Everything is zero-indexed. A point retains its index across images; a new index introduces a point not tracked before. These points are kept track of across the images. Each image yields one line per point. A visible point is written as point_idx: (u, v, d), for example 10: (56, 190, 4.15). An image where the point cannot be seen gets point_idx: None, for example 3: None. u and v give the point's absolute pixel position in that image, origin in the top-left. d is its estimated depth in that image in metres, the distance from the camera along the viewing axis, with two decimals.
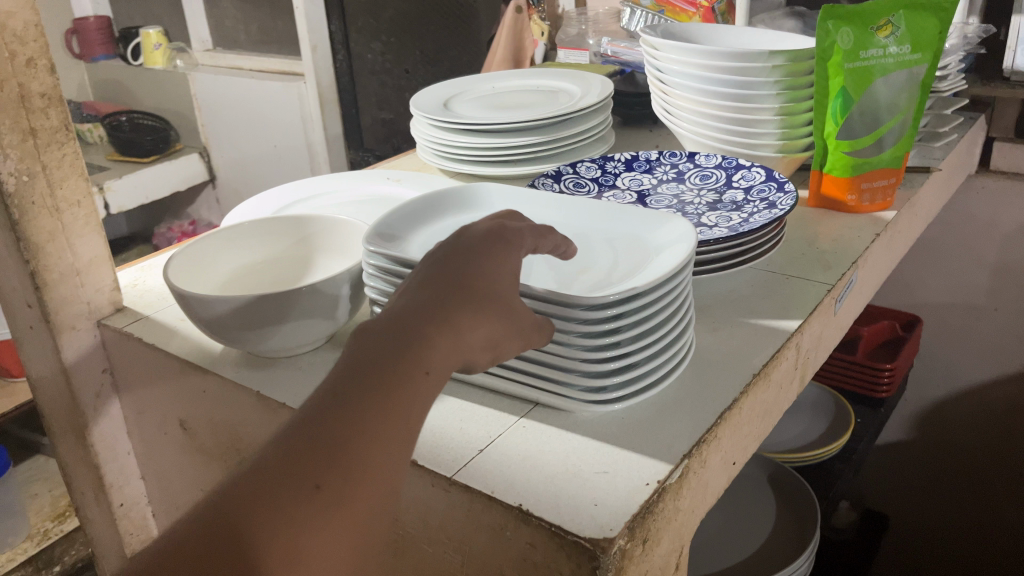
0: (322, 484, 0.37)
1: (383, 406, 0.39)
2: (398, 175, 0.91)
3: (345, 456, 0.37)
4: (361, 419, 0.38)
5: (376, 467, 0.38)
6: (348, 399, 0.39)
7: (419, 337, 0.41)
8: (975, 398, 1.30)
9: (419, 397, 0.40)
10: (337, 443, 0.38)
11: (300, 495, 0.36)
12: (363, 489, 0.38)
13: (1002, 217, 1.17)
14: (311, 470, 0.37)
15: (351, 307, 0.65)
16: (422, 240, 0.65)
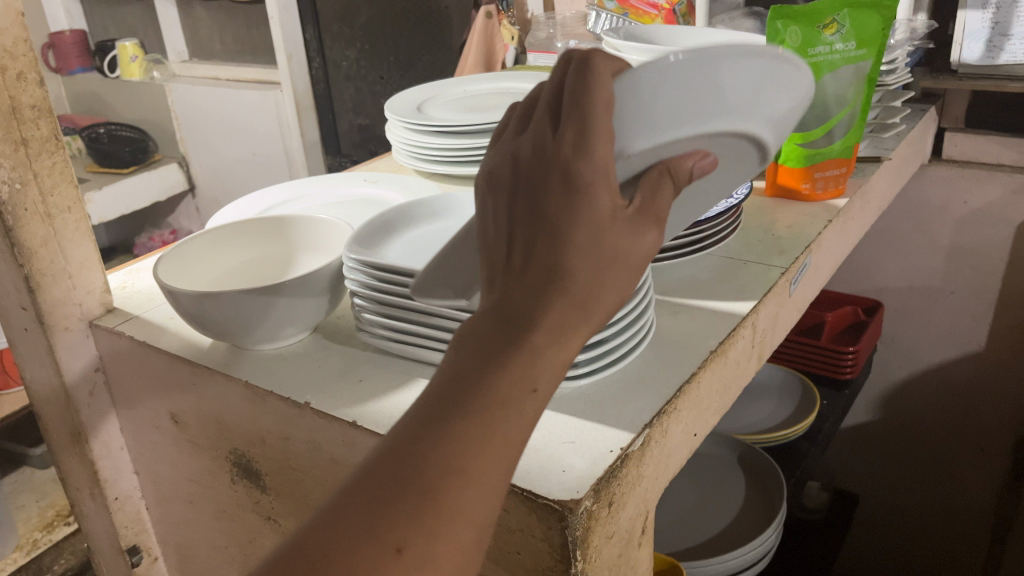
0: (402, 548, 0.36)
1: (479, 441, 0.38)
2: (374, 177, 0.94)
3: (432, 510, 0.37)
4: (453, 467, 0.37)
5: (467, 517, 0.37)
6: (435, 443, 0.38)
7: (532, 336, 0.40)
8: (936, 377, 1.35)
9: (512, 418, 0.39)
10: (412, 500, 0.37)
11: (378, 554, 0.36)
12: (450, 530, 0.37)
13: (955, 202, 1.22)
14: (393, 529, 0.36)
15: (331, 303, 0.69)
16: (400, 246, 0.69)
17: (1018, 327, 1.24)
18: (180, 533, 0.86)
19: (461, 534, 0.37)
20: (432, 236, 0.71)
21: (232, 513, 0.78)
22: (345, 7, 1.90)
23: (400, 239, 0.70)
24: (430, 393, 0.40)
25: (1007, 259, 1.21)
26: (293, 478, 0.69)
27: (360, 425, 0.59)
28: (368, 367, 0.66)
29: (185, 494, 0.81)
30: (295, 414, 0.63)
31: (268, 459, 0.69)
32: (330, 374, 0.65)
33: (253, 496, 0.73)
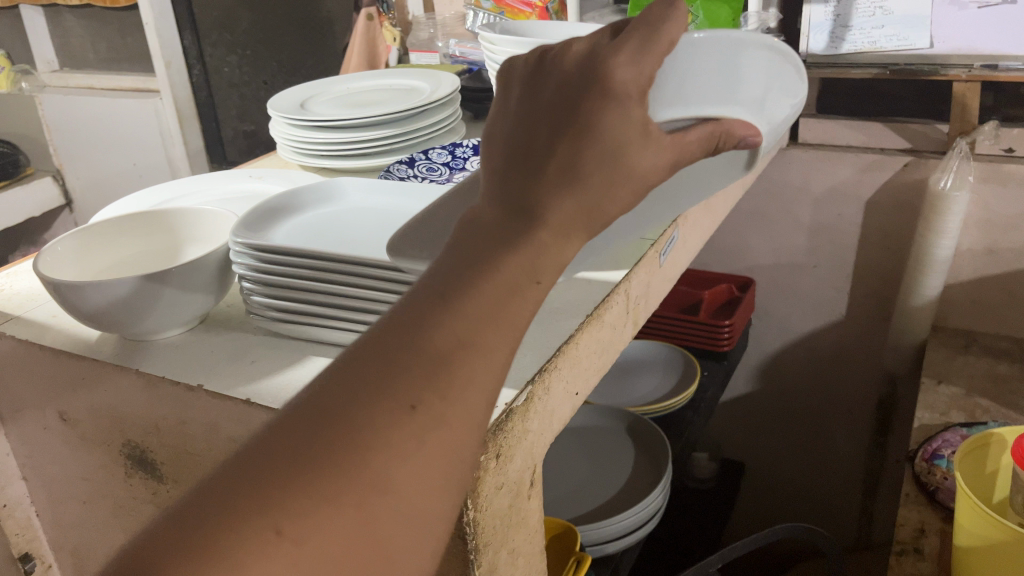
0: (414, 406, 0.36)
1: (492, 322, 0.38)
2: (260, 172, 0.95)
3: (440, 375, 0.36)
4: (467, 334, 0.37)
5: (474, 384, 0.37)
6: (446, 311, 0.38)
7: (539, 232, 0.40)
8: (804, 346, 1.46)
9: (520, 300, 0.39)
10: (425, 367, 0.36)
11: (392, 413, 0.35)
12: (462, 395, 0.37)
13: (811, 182, 1.32)
14: (403, 391, 0.36)
15: (220, 290, 0.70)
16: (285, 234, 0.70)
17: (872, 296, 1.35)
18: (78, 535, 0.85)
19: (467, 400, 0.37)
20: (319, 222, 0.73)
21: (130, 509, 0.78)
22: (223, 13, 1.87)
23: (286, 227, 0.72)
24: (422, 277, 0.40)
25: (860, 234, 1.32)
26: (190, 463, 0.70)
27: (254, 402, 0.60)
28: (260, 349, 0.68)
29: (79, 494, 0.81)
30: (189, 397, 0.64)
31: (164, 447, 0.70)
32: (220, 359, 0.67)
33: (150, 487, 0.74)
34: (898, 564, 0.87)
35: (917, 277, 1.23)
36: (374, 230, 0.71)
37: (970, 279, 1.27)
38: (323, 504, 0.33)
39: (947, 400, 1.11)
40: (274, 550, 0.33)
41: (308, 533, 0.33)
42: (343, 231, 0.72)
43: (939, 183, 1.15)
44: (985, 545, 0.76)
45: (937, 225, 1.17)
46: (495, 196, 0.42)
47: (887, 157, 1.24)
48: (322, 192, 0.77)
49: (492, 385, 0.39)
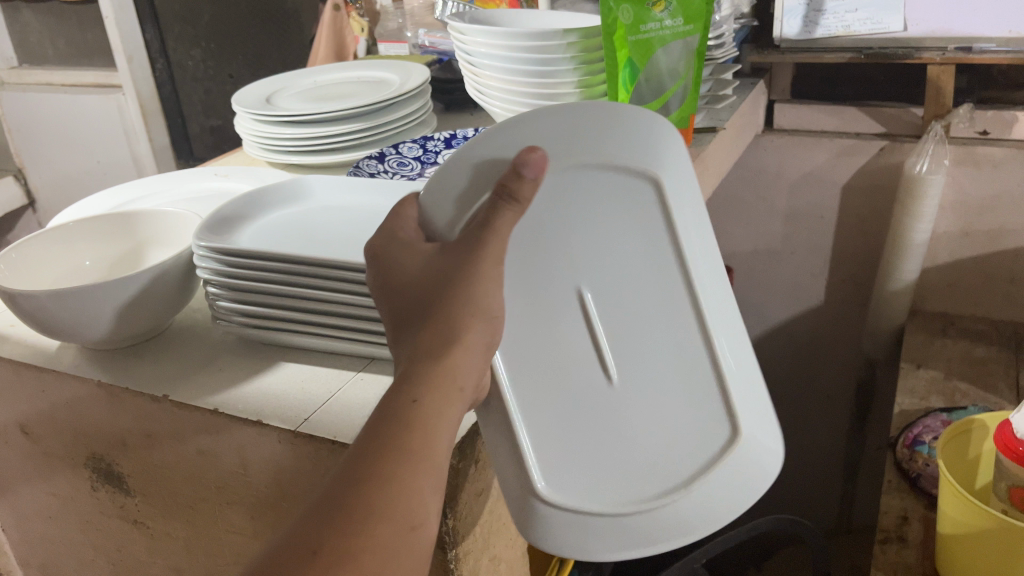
0: (318, 548, 0.41)
1: (389, 455, 0.44)
2: (225, 170, 0.92)
3: (340, 518, 0.42)
4: (361, 473, 0.43)
5: (383, 514, 0.42)
6: (350, 464, 0.44)
7: (414, 369, 0.46)
8: (782, 332, 1.46)
9: (419, 427, 0.45)
10: (335, 516, 0.42)
11: (300, 559, 0.40)
12: (370, 528, 0.42)
13: (788, 168, 1.32)
14: (311, 540, 0.41)
15: (187, 293, 0.68)
16: (251, 236, 0.68)
17: (850, 281, 1.35)
18: (44, 551, 0.83)
19: (379, 531, 0.42)
20: (286, 223, 0.71)
21: (97, 523, 0.75)
22: (186, 6, 1.83)
23: (252, 228, 0.69)
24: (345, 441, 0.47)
25: (837, 219, 1.31)
26: (158, 476, 0.67)
27: (223, 412, 0.58)
28: (228, 355, 0.66)
29: (43, 509, 0.78)
30: (154, 407, 0.61)
31: (130, 460, 0.68)
32: (188, 366, 0.64)
33: (118, 501, 0.71)
34: (882, 553, 0.87)
35: (894, 262, 1.22)
36: (343, 230, 0.69)
37: (947, 262, 1.27)
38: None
39: (927, 385, 1.11)
40: None
41: None
42: (311, 231, 0.69)
43: (914, 167, 1.15)
44: (970, 534, 0.76)
45: (913, 208, 1.17)
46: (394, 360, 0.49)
47: (863, 141, 1.23)
48: (289, 191, 0.75)
49: (408, 513, 0.43)
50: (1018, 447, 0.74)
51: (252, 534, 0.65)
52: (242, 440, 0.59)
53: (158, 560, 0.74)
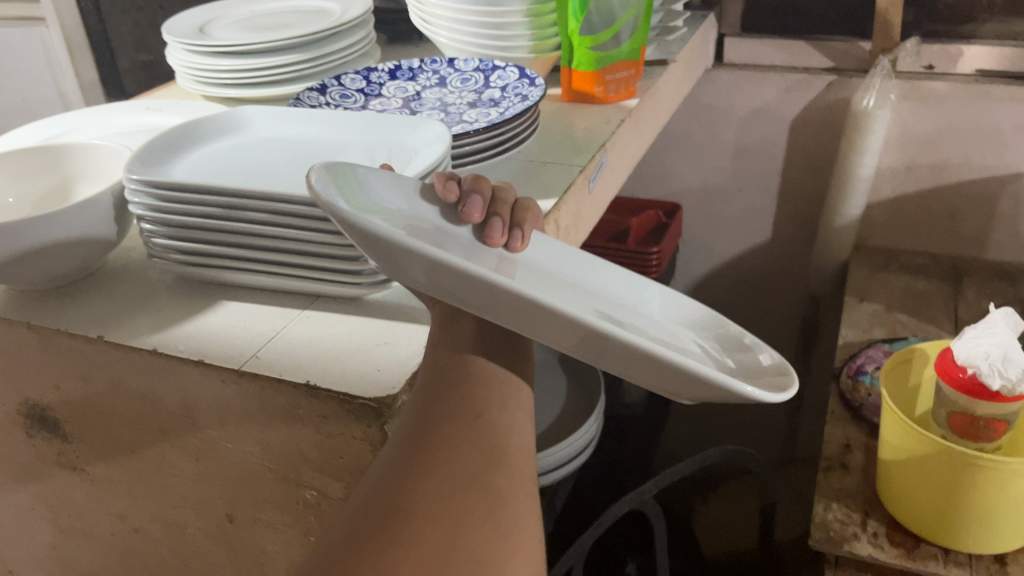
0: (417, 462, 0.46)
1: (460, 390, 0.50)
2: (157, 104, 0.87)
3: (434, 436, 0.47)
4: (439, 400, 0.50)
5: (467, 429, 0.48)
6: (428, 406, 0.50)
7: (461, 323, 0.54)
8: (730, 269, 1.48)
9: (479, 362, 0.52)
10: (433, 429, 0.48)
11: (407, 476, 0.45)
12: (461, 441, 0.47)
13: (736, 104, 1.31)
14: (412, 455, 0.46)
15: (120, 230, 0.64)
16: (185, 170, 0.64)
17: (796, 217, 1.37)
18: None
19: (472, 441, 0.48)
20: (223, 156, 0.68)
21: (35, 471, 0.73)
22: None
23: (186, 162, 0.66)
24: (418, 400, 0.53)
25: (784, 155, 1.32)
26: (96, 421, 0.65)
27: (162, 352, 0.56)
28: (166, 293, 0.63)
29: None
30: (89, 350, 0.59)
31: (66, 405, 0.65)
32: (123, 305, 0.62)
33: (55, 447, 0.69)
34: (826, 480, 0.89)
35: (840, 197, 1.24)
36: (284, 163, 0.66)
37: (891, 197, 1.28)
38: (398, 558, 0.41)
39: (870, 317, 1.14)
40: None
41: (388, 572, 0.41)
42: (249, 164, 0.66)
43: (862, 102, 1.15)
44: (912, 460, 0.78)
45: (860, 143, 1.17)
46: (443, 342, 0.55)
47: (811, 75, 1.23)
48: (225, 123, 0.71)
49: (487, 425, 0.49)
50: (957, 373, 0.76)
51: (195, 475, 0.63)
52: (183, 381, 0.57)
53: (101, 507, 0.72)
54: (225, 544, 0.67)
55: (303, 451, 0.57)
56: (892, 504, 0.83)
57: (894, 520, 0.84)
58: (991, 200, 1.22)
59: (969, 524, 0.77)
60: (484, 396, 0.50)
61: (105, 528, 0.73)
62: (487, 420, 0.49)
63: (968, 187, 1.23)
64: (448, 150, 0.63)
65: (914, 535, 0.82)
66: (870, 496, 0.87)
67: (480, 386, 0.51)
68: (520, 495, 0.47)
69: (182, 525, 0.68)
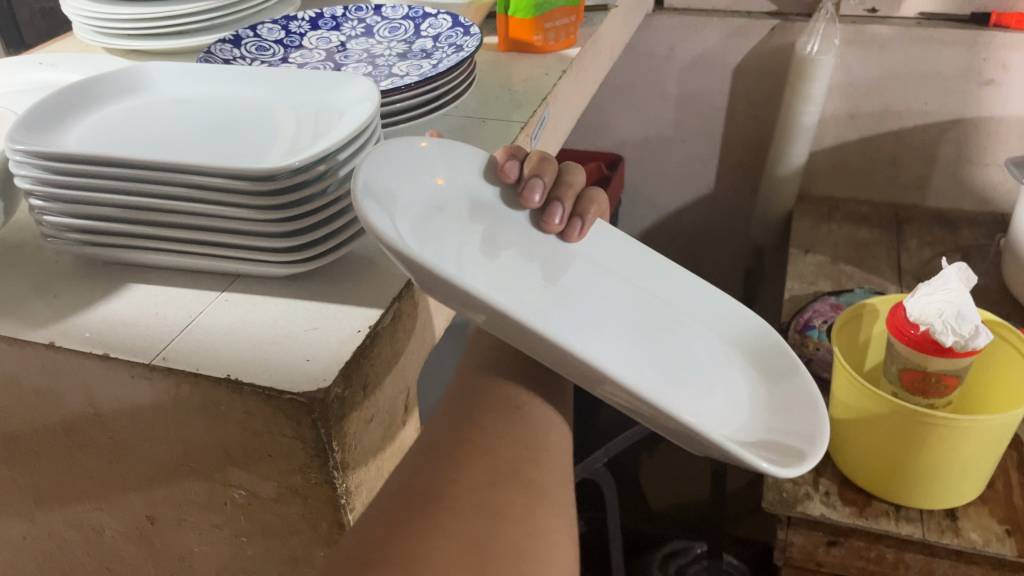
0: (440, 443, 0.51)
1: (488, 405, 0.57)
2: (51, 58, 0.78)
3: (461, 433, 0.52)
4: (465, 413, 0.56)
5: (489, 425, 0.54)
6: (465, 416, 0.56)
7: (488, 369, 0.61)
8: (672, 221, 1.45)
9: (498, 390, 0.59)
10: (464, 428, 0.53)
11: (437, 453, 0.50)
12: (489, 438, 0.52)
13: (678, 51, 1.26)
14: (444, 445, 0.51)
15: (6, 208, 0.57)
16: (78, 137, 0.57)
17: (739, 167, 1.34)
18: None
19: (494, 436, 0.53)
20: (124, 119, 0.60)
21: None
22: None
23: (80, 127, 0.58)
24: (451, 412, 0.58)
25: (727, 103, 1.28)
26: None
27: (61, 347, 0.50)
28: (64, 278, 0.56)
29: None
30: None
31: None
32: (14, 292, 0.55)
33: None
34: None
35: (785, 147, 1.21)
36: (194, 127, 0.59)
37: (834, 145, 1.26)
38: (461, 495, 0.46)
39: (815, 269, 1.12)
40: (417, 528, 0.43)
41: (438, 521, 0.43)
42: (153, 128, 0.59)
43: (806, 47, 1.11)
44: (866, 419, 0.76)
45: (804, 91, 1.14)
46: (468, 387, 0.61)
47: (755, 20, 1.19)
48: (124, 81, 0.64)
49: (512, 426, 0.55)
50: (909, 330, 0.74)
51: (108, 478, 0.58)
52: (87, 378, 0.51)
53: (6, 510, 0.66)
54: (148, 546, 0.62)
55: (228, 449, 0.52)
56: (844, 462, 0.82)
57: (846, 478, 0.83)
58: (932, 147, 1.21)
59: (920, 481, 0.76)
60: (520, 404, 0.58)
61: (14, 532, 0.67)
62: (522, 419, 0.56)
63: (909, 134, 1.21)
64: (377, 110, 0.57)
65: (866, 492, 0.81)
66: (821, 454, 0.86)
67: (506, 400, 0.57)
68: (555, 486, 0.51)
69: (98, 529, 0.63)
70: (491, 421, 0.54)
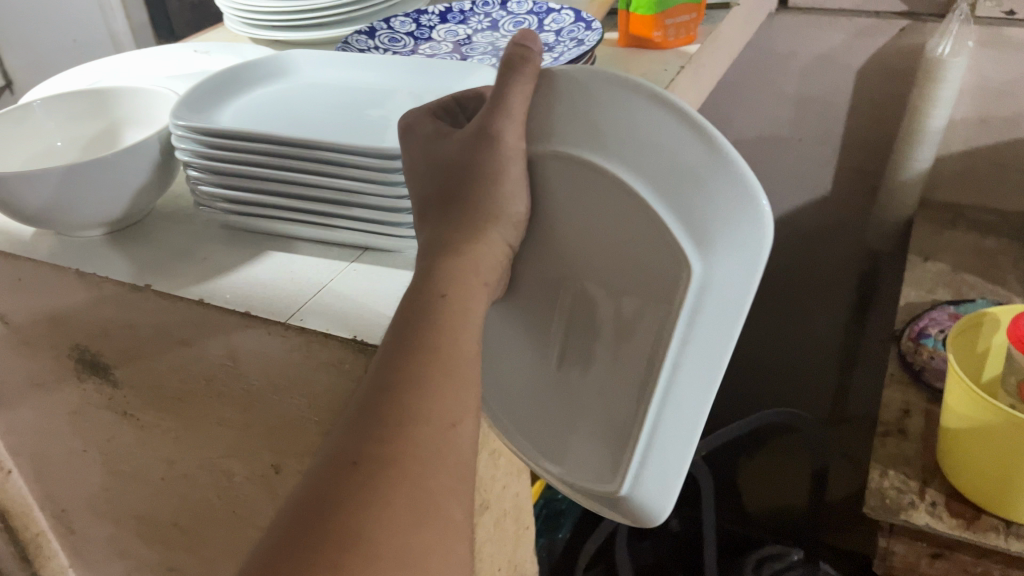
0: (358, 460, 0.40)
1: (439, 378, 0.43)
2: (206, 46, 0.86)
3: (387, 434, 0.41)
4: (399, 382, 0.43)
5: (420, 418, 0.42)
6: (405, 399, 0.42)
7: (439, 298, 0.46)
8: (785, 223, 1.43)
9: (447, 338, 0.45)
10: (387, 421, 0.41)
11: (344, 474, 0.40)
12: (415, 452, 0.41)
13: (800, 50, 1.25)
14: (354, 451, 0.40)
15: (167, 178, 0.64)
16: (231, 116, 0.63)
17: (859, 171, 1.31)
18: (36, 443, 0.82)
19: (417, 442, 0.41)
20: (269, 101, 0.66)
21: (86, 413, 0.74)
22: None
23: (233, 107, 0.64)
24: (378, 368, 0.44)
25: (849, 105, 1.25)
26: (142, 366, 0.65)
27: (208, 303, 0.55)
28: (212, 242, 0.62)
29: (32, 400, 0.77)
30: (136, 299, 0.58)
31: (114, 350, 0.65)
32: (172, 252, 0.61)
33: (105, 393, 0.69)
34: (882, 446, 0.86)
35: (908, 151, 1.18)
36: (332, 109, 0.64)
37: (962, 150, 1.22)
38: (369, 566, 0.37)
39: (934, 277, 1.09)
40: None
41: None
42: (296, 109, 0.65)
43: (937, 49, 1.08)
44: (979, 428, 0.74)
45: (931, 93, 1.11)
46: (397, 325, 0.46)
47: (883, 20, 1.16)
48: (271, 66, 0.70)
49: (445, 413, 0.43)
50: None
51: (240, 425, 0.63)
52: (228, 332, 0.57)
53: (149, 451, 0.73)
54: (269, 494, 0.67)
55: (347, 406, 0.56)
56: (953, 474, 0.80)
57: (954, 490, 0.81)
58: None
59: None
60: (457, 396, 0.44)
61: (155, 472, 0.74)
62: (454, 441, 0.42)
63: None
64: None
65: (975, 505, 0.79)
66: (928, 463, 0.84)
67: (452, 372, 0.44)
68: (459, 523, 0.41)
69: (229, 475, 0.68)
70: (423, 410, 0.42)
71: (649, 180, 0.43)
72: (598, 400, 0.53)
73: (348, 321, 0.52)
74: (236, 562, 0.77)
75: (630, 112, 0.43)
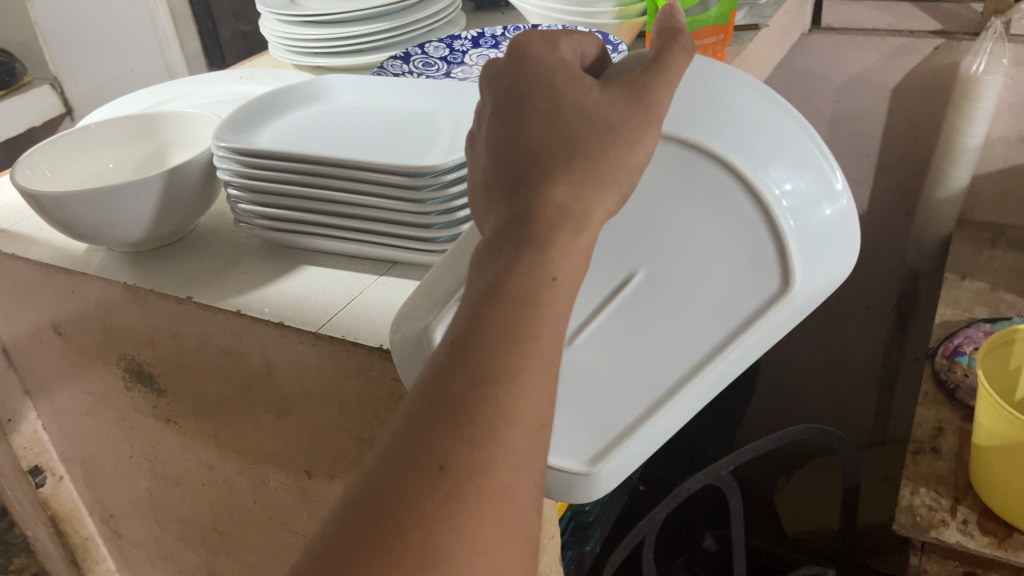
0: (445, 465, 0.33)
1: (539, 371, 0.36)
2: (250, 73, 0.90)
3: (472, 431, 0.34)
4: (493, 371, 0.35)
5: (516, 419, 0.35)
6: (498, 397, 0.35)
7: (544, 273, 0.37)
8: None
9: (546, 319, 0.37)
10: (474, 417, 0.34)
11: (422, 479, 0.33)
12: (503, 461, 0.34)
13: (835, 70, 1.25)
14: (435, 450, 0.34)
15: (210, 198, 0.67)
16: (270, 138, 0.66)
17: (896, 190, 1.31)
18: (85, 451, 0.87)
19: (507, 445, 0.34)
20: (306, 123, 0.69)
21: (133, 420, 0.78)
22: None
23: (272, 129, 0.68)
24: (462, 348, 0.36)
25: (885, 123, 1.25)
26: (185, 373, 0.68)
27: (246, 313, 0.58)
28: (251, 257, 0.66)
29: (82, 408, 0.81)
30: (180, 309, 0.62)
31: (158, 359, 0.69)
32: (214, 267, 0.65)
33: (151, 400, 0.73)
34: (914, 463, 0.86)
35: (945, 168, 1.17)
36: (365, 130, 0.67)
37: (1001, 169, 1.21)
38: None
39: (971, 295, 1.08)
40: None
41: None
42: (331, 131, 0.68)
43: (971, 66, 1.08)
44: (1009, 444, 0.74)
45: (967, 111, 1.11)
46: (489, 297, 0.37)
47: (918, 39, 1.17)
48: (309, 90, 0.73)
49: (539, 414, 0.36)
50: None
51: (275, 431, 0.66)
52: (264, 342, 0.60)
53: (191, 458, 0.76)
54: (303, 497, 0.70)
55: (375, 413, 0.58)
56: (985, 491, 0.79)
57: (987, 508, 0.80)
58: None
59: None
60: (550, 392, 0.36)
61: (195, 478, 0.78)
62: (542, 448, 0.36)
63: None
64: None
65: (1008, 524, 0.78)
66: (961, 482, 0.83)
67: (549, 362, 0.36)
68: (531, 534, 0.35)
69: (264, 479, 0.71)
70: (516, 407, 0.35)
71: (782, 182, 0.46)
72: (634, 389, 0.50)
73: (428, 295, 0.49)
74: (271, 564, 0.80)
75: (759, 107, 0.47)
